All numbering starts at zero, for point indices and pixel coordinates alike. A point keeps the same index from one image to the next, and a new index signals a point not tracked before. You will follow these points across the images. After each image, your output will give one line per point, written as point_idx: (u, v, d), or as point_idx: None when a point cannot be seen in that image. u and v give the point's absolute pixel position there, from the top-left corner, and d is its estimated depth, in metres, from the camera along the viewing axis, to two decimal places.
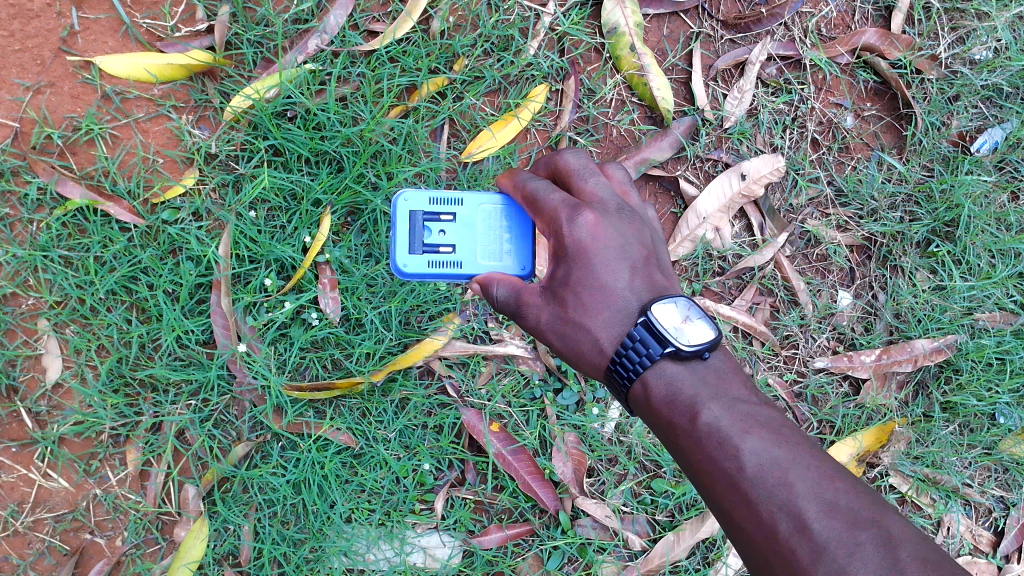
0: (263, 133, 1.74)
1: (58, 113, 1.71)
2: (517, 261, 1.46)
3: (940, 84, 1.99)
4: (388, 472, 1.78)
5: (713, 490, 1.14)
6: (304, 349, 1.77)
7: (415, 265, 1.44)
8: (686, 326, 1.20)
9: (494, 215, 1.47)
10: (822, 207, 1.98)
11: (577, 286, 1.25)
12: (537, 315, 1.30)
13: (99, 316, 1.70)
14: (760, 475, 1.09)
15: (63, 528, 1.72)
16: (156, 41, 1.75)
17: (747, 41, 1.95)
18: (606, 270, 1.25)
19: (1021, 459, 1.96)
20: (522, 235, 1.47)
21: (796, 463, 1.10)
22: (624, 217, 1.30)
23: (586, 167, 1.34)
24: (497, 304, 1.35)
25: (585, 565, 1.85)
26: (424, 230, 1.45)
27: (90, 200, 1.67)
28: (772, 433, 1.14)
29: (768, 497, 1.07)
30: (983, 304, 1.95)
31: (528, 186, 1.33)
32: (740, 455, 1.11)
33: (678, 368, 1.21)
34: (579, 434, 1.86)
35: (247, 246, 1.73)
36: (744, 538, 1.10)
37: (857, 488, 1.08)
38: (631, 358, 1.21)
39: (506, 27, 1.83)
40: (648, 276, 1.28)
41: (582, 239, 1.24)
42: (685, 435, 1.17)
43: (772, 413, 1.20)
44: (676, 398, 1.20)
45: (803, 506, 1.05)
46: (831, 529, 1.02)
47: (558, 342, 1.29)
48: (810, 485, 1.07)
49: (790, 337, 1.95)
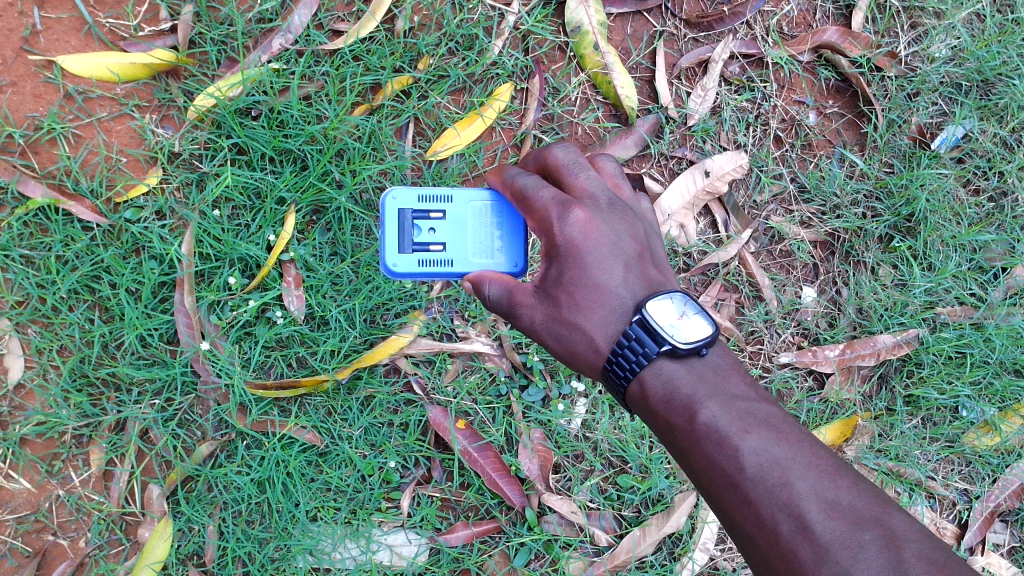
0: (227, 132, 1.74)
1: (19, 112, 1.70)
2: (508, 258, 1.47)
3: (899, 81, 2.02)
4: (353, 470, 1.78)
5: (713, 490, 1.14)
6: (269, 348, 1.77)
7: (406, 264, 1.44)
8: (681, 323, 1.21)
9: (484, 212, 1.47)
10: (786, 204, 2.00)
11: (571, 284, 1.26)
12: (530, 316, 1.31)
13: (61, 316, 1.69)
14: (759, 475, 1.09)
15: (25, 529, 1.70)
16: (119, 40, 1.75)
17: (710, 39, 1.97)
18: (598, 268, 1.26)
19: (983, 452, 1.97)
20: (513, 231, 1.48)
21: (797, 461, 1.10)
22: (616, 212, 1.30)
23: (576, 161, 1.33)
24: (490, 304, 1.35)
25: (551, 561, 1.85)
26: (414, 228, 1.45)
27: (52, 199, 1.67)
28: (772, 431, 1.15)
29: (768, 497, 1.07)
30: (943, 298, 1.97)
31: (517, 183, 1.32)
32: (739, 455, 1.11)
33: (675, 366, 1.22)
34: (546, 430, 1.87)
35: (211, 245, 1.72)
36: (745, 540, 1.10)
37: (859, 485, 1.08)
38: (628, 357, 1.22)
39: (470, 26, 1.83)
40: (642, 272, 1.29)
41: (574, 237, 1.25)
42: (683, 434, 1.18)
43: (770, 410, 1.20)
44: (673, 397, 1.20)
45: (804, 507, 1.05)
46: (833, 530, 1.02)
47: (553, 342, 1.31)
48: (810, 485, 1.07)
49: (755, 332, 1.96)
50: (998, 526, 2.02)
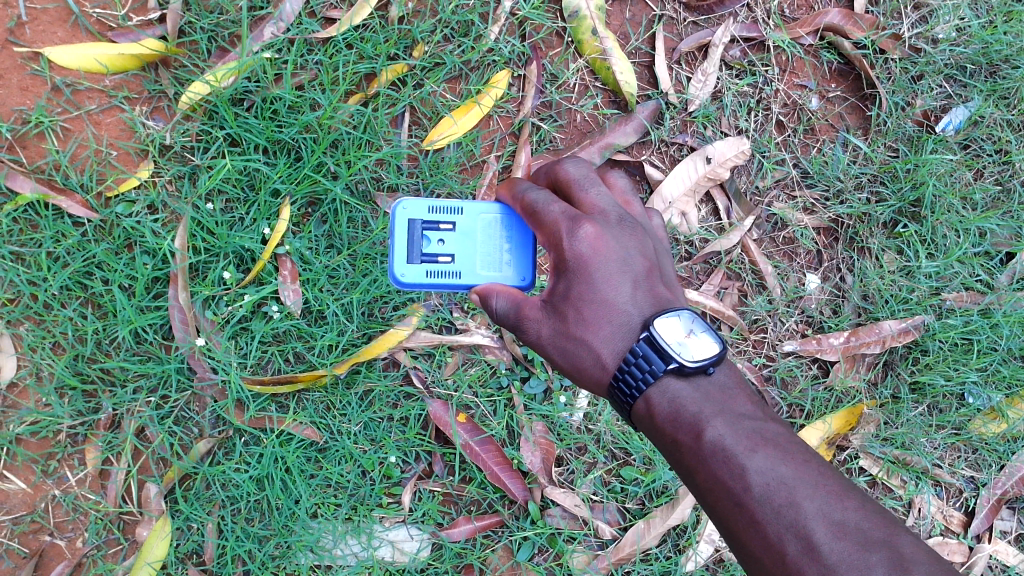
0: (219, 123, 1.70)
1: (6, 105, 1.67)
2: (517, 272, 1.45)
3: (903, 64, 1.99)
4: (353, 465, 1.75)
5: (719, 509, 1.13)
6: (265, 343, 1.74)
7: (414, 275, 1.42)
8: (689, 341, 1.19)
9: (494, 225, 1.45)
10: (788, 189, 1.97)
11: (578, 300, 1.24)
12: (537, 329, 1.29)
13: (54, 313, 1.66)
14: (767, 494, 1.08)
15: (21, 530, 1.67)
16: (107, 31, 1.71)
17: (710, 23, 1.94)
18: (607, 284, 1.24)
19: (990, 439, 1.95)
20: (523, 245, 1.45)
21: (804, 481, 1.09)
22: (626, 228, 1.28)
23: (587, 176, 1.31)
24: (495, 317, 1.33)
25: (555, 555, 1.84)
26: (423, 239, 1.43)
27: (41, 194, 1.63)
28: (779, 451, 1.13)
29: (775, 517, 1.06)
30: (949, 284, 1.94)
31: (528, 197, 1.30)
32: (746, 474, 1.10)
33: (682, 385, 1.20)
34: (548, 423, 1.84)
35: (204, 239, 1.69)
36: (750, 559, 1.09)
37: (866, 507, 1.07)
38: (634, 374, 1.21)
39: (466, 12, 1.79)
40: (650, 289, 1.27)
41: (583, 252, 1.22)
42: (690, 453, 1.16)
43: (777, 429, 1.19)
44: (680, 415, 1.19)
45: (812, 527, 1.04)
46: (841, 551, 1.01)
47: (558, 357, 1.28)
48: (817, 505, 1.06)
49: (759, 321, 1.94)
50: (1005, 513, 2.00)
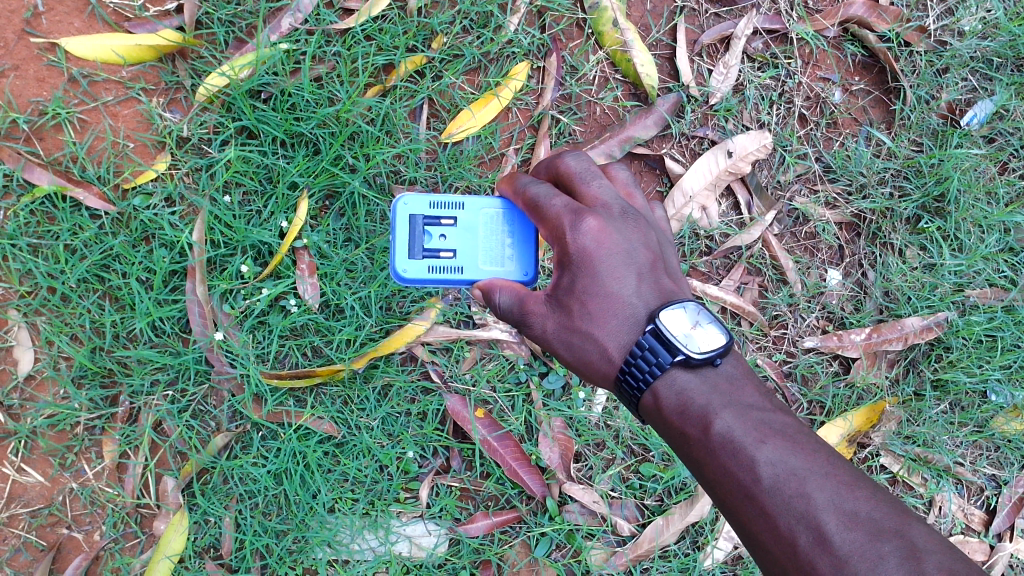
0: (236, 115, 1.69)
1: (23, 96, 1.65)
2: (519, 266, 1.43)
3: (928, 57, 1.96)
4: (371, 460, 1.74)
5: (728, 501, 1.11)
6: (284, 336, 1.73)
7: (416, 270, 1.40)
8: (695, 332, 1.18)
9: (495, 219, 1.44)
10: (810, 184, 1.95)
11: (582, 293, 1.23)
12: (542, 324, 1.28)
13: (71, 306, 1.65)
14: (776, 485, 1.06)
15: (39, 523, 1.67)
16: (124, 21, 1.70)
17: (732, 15, 1.92)
18: (612, 276, 1.23)
19: (1013, 437, 1.93)
20: (525, 239, 1.44)
21: (814, 472, 1.07)
22: (629, 221, 1.27)
23: (588, 169, 1.31)
24: (500, 312, 1.32)
25: (573, 551, 1.83)
26: (425, 235, 1.42)
27: (58, 186, 1.62)
28: (788, 442, 1.12)
29: (785, 509, 1.04)
30: (973, 280, 1.93)
31: (529, 191, 1.30)
32: (756, 466, 1.09)
33: (689, 376, 1.19)
34: (566, 419, 1.83)
35: (222, 232, 1.68)
36: (762, 551, 1.07)
37: (877, 497, 1.05)
38: (641, 367, 1.19)
39: (485, 2, 1.77)
40: (655, 281, 1.26)
41: (587, 246, 1.22)
42: (698, 445, 1.15)
43: (786, 419, 1.18)
44: (687, 407, 1.18)
45: (822, 518, 1.02)
46: (852, 541, 0.99)
47: (564, 351, 1.27)
48: (828, 496, 1.04)
49: (779, 316, 1.93)
50: None
